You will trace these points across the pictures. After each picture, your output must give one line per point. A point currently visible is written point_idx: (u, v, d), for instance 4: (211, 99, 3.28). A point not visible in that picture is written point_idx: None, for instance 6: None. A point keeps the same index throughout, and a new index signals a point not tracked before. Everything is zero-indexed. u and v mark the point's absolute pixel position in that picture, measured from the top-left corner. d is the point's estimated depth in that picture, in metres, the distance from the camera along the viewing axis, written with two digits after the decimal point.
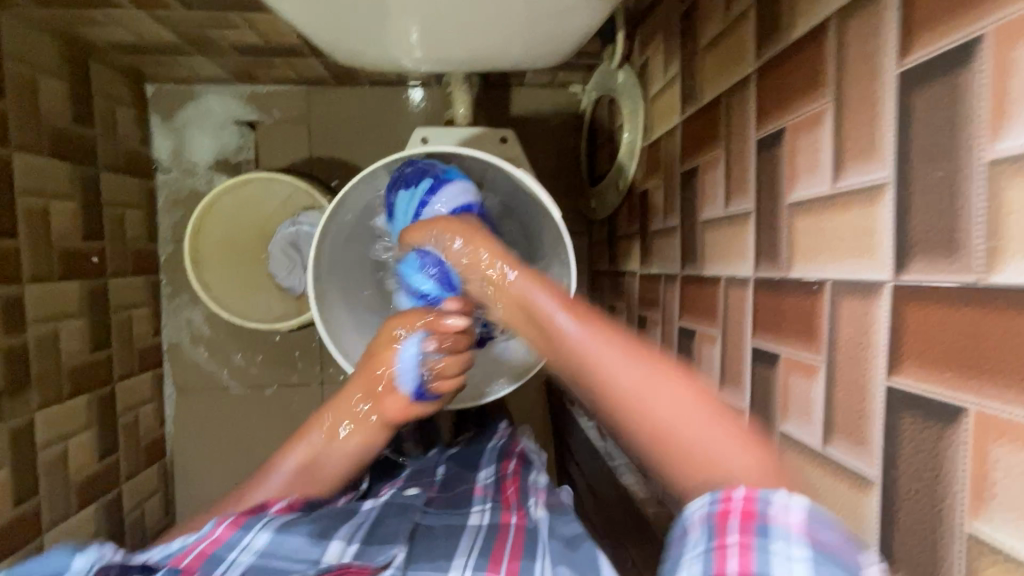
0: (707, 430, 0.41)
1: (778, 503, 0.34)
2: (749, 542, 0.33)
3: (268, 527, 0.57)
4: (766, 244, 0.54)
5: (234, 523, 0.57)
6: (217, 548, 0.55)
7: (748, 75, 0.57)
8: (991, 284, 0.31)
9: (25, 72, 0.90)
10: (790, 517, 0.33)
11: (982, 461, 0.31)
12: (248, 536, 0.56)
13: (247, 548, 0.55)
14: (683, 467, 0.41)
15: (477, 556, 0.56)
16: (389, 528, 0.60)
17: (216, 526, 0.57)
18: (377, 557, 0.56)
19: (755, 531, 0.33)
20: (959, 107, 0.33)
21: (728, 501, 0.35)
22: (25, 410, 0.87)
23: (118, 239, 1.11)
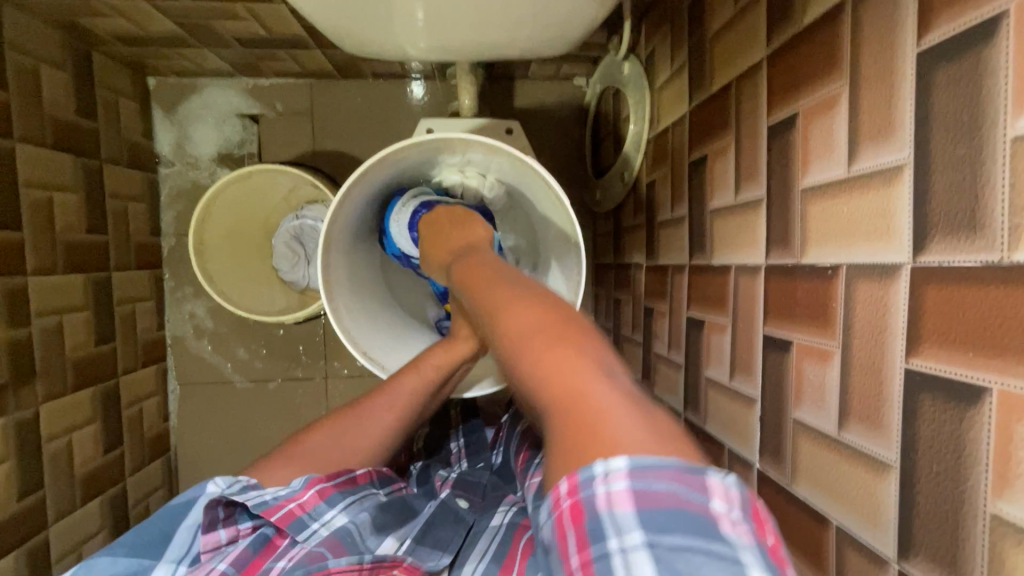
0: (557, 360, 0.38)
1: (600, 479, 0.32)
2: (589, 556, 0.31)
3: (346, 508, 0.61)
4: (778, 231, 0.54)
5: (320, 492, 0.61)
6: (304, 512, 0.60)
7: (759, 62, 0.57)
8: (1015, 261, 0.31)
9: (28, 63, 0.89)
10: (614, 492, 0.31)
11: (1006, 441, 0.31)
12: (330, 511, 0.60)
13: (327, 524, 0.60)
14: (554, 416, 0.36)
15: (493, 561, 0.60)
16: (443, 533, 0.64)
17: (306, 491, 0.60)
18: (428, 560, 0.61)
19: (589, 530, 0.31)
20: (981, 84, 0.33)
21: (558, 504, 0.33)
22: (29, 403, 0.87)
23: (121, 232, 1.10)
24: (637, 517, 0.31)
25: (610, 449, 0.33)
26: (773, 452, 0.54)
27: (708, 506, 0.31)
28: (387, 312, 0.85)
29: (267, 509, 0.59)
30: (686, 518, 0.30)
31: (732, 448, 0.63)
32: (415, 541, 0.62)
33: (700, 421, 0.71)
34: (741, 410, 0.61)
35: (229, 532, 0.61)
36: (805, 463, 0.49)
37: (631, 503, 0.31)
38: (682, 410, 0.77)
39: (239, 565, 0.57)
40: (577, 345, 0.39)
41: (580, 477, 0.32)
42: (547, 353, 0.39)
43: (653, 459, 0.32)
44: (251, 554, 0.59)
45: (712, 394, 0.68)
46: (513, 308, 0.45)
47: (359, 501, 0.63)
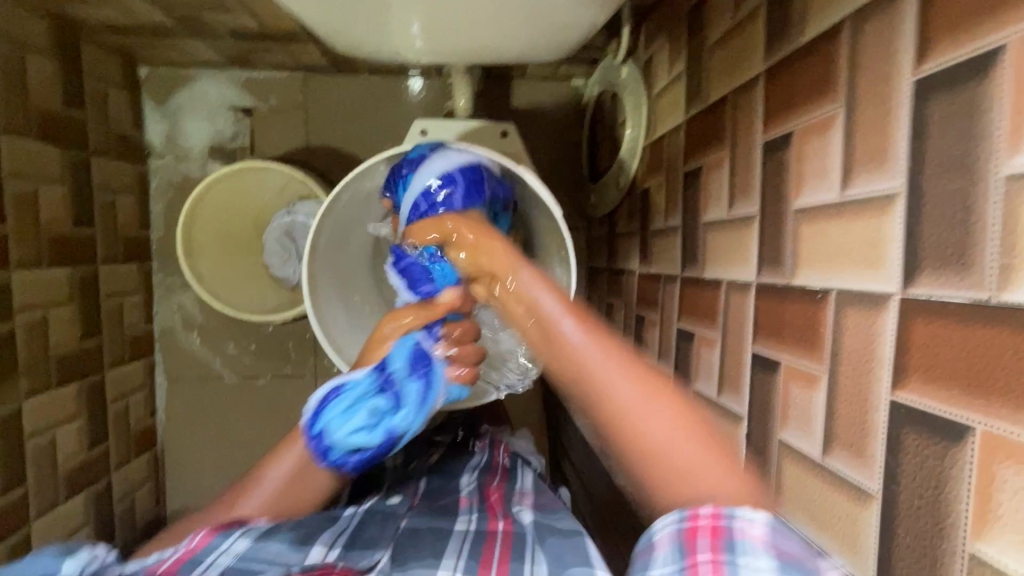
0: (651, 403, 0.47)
1: (741, 520, 0.39)
2: (719, 559, 0.38)
3: (247, 535, 0.59)
4: (770, 249, 0.53)
5: (211, 531, 0.59)
6: (195, 552, 0.57)
7: (757, 77, 0.56)
8: (1003, 302, 0.30)
9: (14, 52, 0.87)
10: (750, 530, 0.39)
11: (987, 482, 0.31)
12: (227, 540, 0.58)
13: (226, 551, 0.57)
14: (665, 474, 0.44)
15: (468, 557, 0.58)
16: (371, 534, 0.65)
17: (194, 536, 0.58)
18: (360, 561, 0.60)
19: (722, 547, 0.38)
20: (978, 119, 0.32)
21: (694, 519, 0.40)
22: (12, 398, 0.85)
23: (108, 225, 1.08)
24: (766, 554, 0.37)
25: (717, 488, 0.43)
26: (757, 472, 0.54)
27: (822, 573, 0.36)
28: (377, 314, 0.84)
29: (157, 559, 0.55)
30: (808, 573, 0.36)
31: None
32: (345, 548, 0.62)
33: None
34: (728, 427, 0.60)
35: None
36: (789, 486, 0.49)
37: (760, 543, 0.38)
38: None
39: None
40: (660, 396, 0.47)
41: (723, 510, 0.40)
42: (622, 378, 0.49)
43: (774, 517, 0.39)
44: None
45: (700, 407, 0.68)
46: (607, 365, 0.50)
47: (257, 528, 0.61)
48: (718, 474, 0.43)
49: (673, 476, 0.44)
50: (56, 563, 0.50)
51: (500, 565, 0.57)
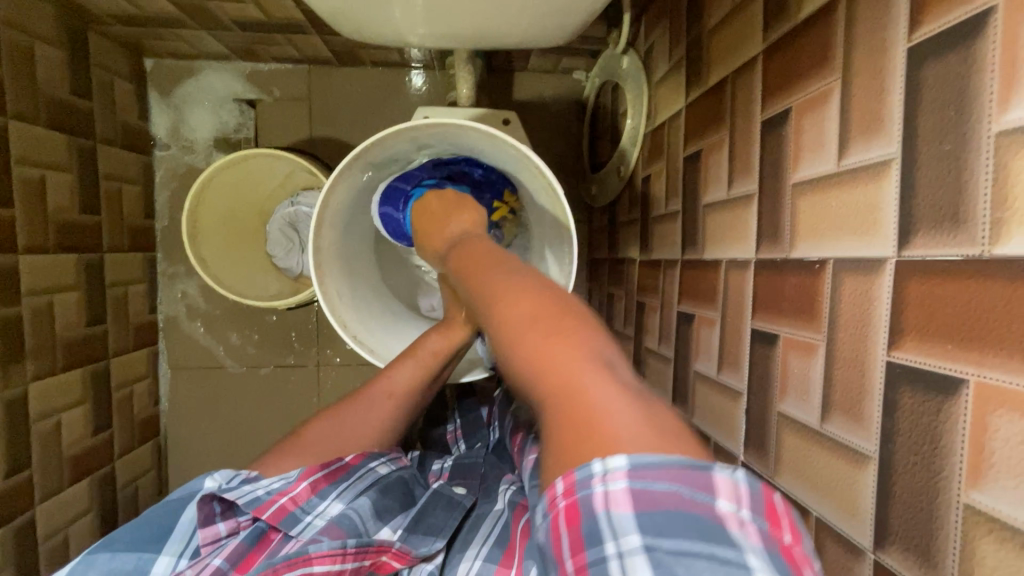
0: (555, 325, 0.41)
1: (598, 478, 0.31)
2: (583, 561, 0.29)
3: (341, 498, 0.60)
4: (768, 226, 0.54)
5: (313, 486, 0.60)
6: (296, 506, 0.59)
7: (755, 57, 0.57)
8: (995, 255, 0.31)
9: (22, 40, 0.88)
10: (613, 493, 0.30)
11: (981, 432, 0.32)
12: (324, 502, 0.60)
13: (322, 514, 0.59)
14: (554, 415, 0.35)
15: (495, 547, 0.60)
16: (437, 519, 0.62)
17: (296, 482, 0.60)
18: (421, 548, 0.59)
19: (584, 529, 0.30)
20: (970, 80, 0.33)
21: (554, 502, 0.32)
22: (17, 382, 0.86)
23: (114, 214, 1.09)
24: (636, 520, 0.29)
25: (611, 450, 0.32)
26: (757, 445, 0.55)
27: (714, 506, 0.30)
28: (380, 299, 0.85)
29: (258, 506, 0.58)
30: (686, 520, 0.29)
31: (718, 441, 0.63)
32: (409, 530, 0.60)
33: (688, 414, 0.71)
34: (727, 404, 0.61)
35: (228, 525, 0.59)
36: (788, 456, 0.50)
37: (628, 507, 0.30)
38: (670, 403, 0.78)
39: (234, 561, 0.56)
40: (579, 329, 0.40)
41: (575, 475, 0.32)
42: (528, 311, 0.42)
43: (653, 457, 0.31)
44: (246, 547, 0.57)
45: (700, 387, 0.68)
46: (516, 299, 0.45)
47: (354, 487, 0.62)
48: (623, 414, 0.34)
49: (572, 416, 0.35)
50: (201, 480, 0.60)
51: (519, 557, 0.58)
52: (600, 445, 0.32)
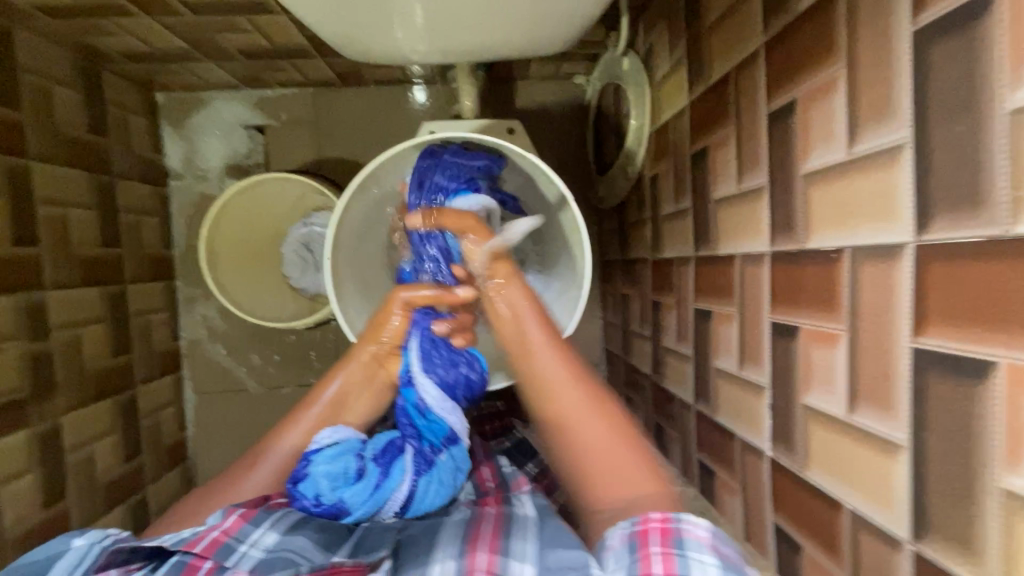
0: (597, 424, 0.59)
1: (689, 523, 0.47)
2: (671, 552, 0.45)
3: (277, 528, 0.60)
4: (782, 217, 0.54)
5: (243, 515, 0.59)
6: (229, 537, 0.57)
7: (757, 50, 0.57)
8: (1018, 234, 0.31)
9: (41, 84, 0.92)
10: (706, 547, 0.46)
11: (1016, 414, 0.31)
12: (257, 531, 0.58)
13: (257, 543, 0.57)
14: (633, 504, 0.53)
15: (459, 542, 0.55)
16: (375, 539, 0.61)
17: (227, 517, 0.58)
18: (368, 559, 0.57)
19: (671, 543, 0.46)
20: (979, 59, 0.33)
21: (647, 523, 0.48)
22: (51, 415, 0.89)
23: (134, 246, 1.12)
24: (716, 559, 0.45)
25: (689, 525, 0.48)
26: (784, 440, 0.54)
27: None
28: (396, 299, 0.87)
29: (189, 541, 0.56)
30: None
31: (743, 437, 0.62)
32: (350, 555, 0.60)
33: (711, 412, 0.70)
34: (751, 399, 0.61)
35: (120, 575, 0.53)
36: (817, 449, 0.49)
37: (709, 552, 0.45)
38: (692, 402, 0.77)
39: None
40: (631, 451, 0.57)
41: (672, 515, 0.48)
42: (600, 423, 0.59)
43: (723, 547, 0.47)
44: None
45: (722, 383, 0.68)
46: (569, 391, 0.62)
47: (286, 518, 0.61)
48: (640, 476, 0.55)
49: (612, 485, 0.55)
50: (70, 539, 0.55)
51: (491, 541, 0.54)
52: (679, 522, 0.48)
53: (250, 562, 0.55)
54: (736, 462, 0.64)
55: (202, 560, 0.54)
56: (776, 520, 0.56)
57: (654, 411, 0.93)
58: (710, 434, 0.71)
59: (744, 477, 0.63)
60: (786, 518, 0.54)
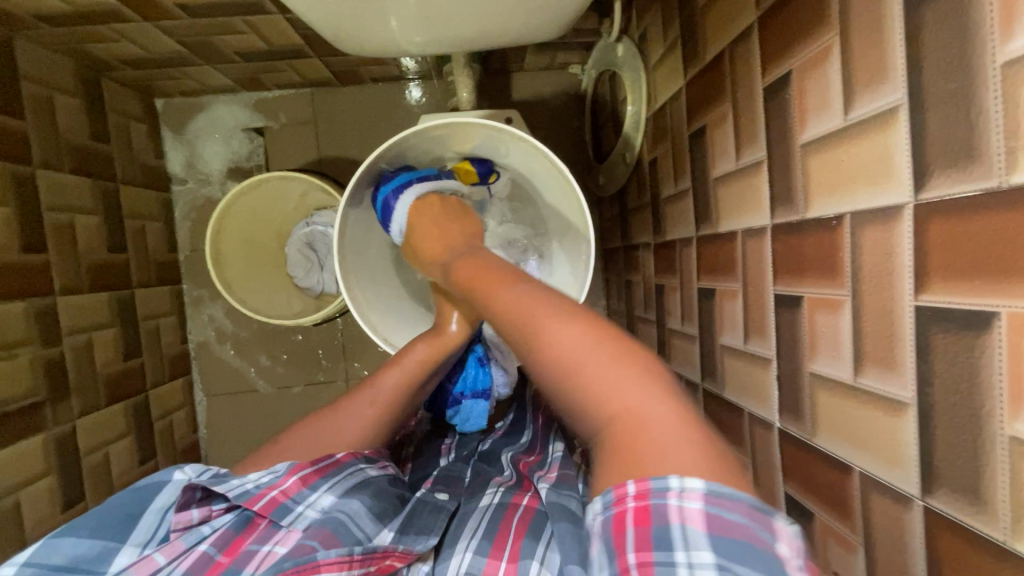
0: (598, 353, 0.45)
1: (674, 493, 0.36)
2: (650, 558, 0.35)
3: (333, 490, 0.60)
4: (782, 190, 0.54)
5: (303, 479, 0.60)
6: (287, 498, 0.59)
7: (750, 26, 0.58)
8: (1014, 184, 0.31)
9: (42, 93, 0.93)
10: (687, 509, 0.36)
11: (1018, 361, 0.32)
12: (314, 493, 0.59)
13: (313, 505, 0.59)
14: (608, 436, 0.41)
15: (483, 538, 0.59)
16: (426, 521, 0.60)
17: (286, 475, 0.60)
18: (416, 544, 0.57)
19: (654, 541, 0.35)
20: (969, 15, 0.33)
21: (623, 503, 0.37)
22: (66, 419, 0.90)
23: (140, 251, 1.13)
24: (709, 538, 0.35)
25: (669, 461, 0.38)
26: (792, 409, 0.55)
27: (775, 547, 0.34)
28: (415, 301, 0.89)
29: (249, 498, 0.58)
30: (753, 550, 0.34)
31: (752, 411, 0.63)
32: (401, 530, 0.59)
33: (719, 389, 0.71)
34: (757, 373, 0.61)
35: (202, 513, 0.57)
36: (825, 415, 0.50)
37: (702, 525, 0.35)
38: (700, 381, 0.77)
39: (221, 545, 0.56)
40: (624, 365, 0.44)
41: (650, 482, 0.37)
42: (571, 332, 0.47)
43: (727, 489, 0.36)
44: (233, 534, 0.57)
45: (728, 360, 0.68)
46: (552, 319, 0.48)
47: (344, 482, 0.61)
48: (674, 440, 0.39)
49: (608, 416, 0.42)
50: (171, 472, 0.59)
51: (512, 546, 0.57)
52: (659, 458, 0.38)
53: (305, 523, 0.57)
54: (745, 436, 0.65)
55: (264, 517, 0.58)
56: (787, 489, 0.57)
57: None
58: (718, 411, 0.72)
59: (754, 451, 0.63)
60: (796, 486, 0.55)
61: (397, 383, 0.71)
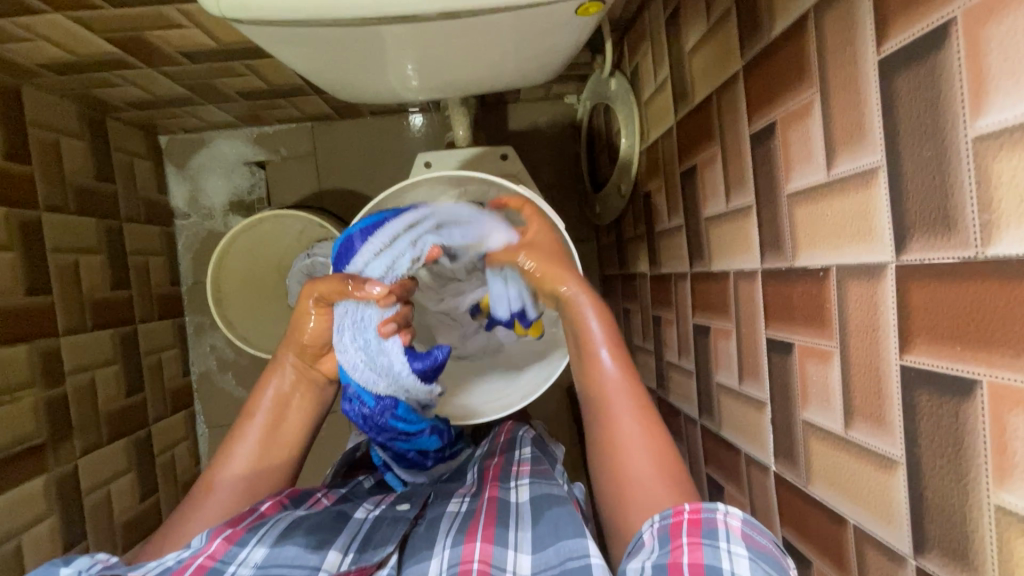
0: (652, 455, 0.56)
1: (721, 512, 0.46)
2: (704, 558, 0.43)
3: (264, 542, 0.56)
4: (770, 236, 0.55)
5: (228, 538, 0.55)
6: (215, 561, 0.53)
7: (736, 74, 0.59)
8: (988, 256, 0.32)
9: (47, 137, 0.95)
10: (731, 523, 0.45)
11: (1001, 432, 0.32)
12: (245, 549, 0.55)
13: (246, 561, 0.54)
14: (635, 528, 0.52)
15: (457, 533, 0.58)
16: (384, 532, 0.61)
17: (207, 540, 0.55)
18: (374, 557, 0.57)
19: (703, 534, 0.45)
20: (940, 87, 0.34)
21: (679, 515, 0.47)
22: (67, 459, 0.90)
23: (143, 287, 1.15)
24: (747, 548, 0.44)
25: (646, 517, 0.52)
26: (786, 454, 0.55)
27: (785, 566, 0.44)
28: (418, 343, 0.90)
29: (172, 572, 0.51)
30: (777, 566, 0.43)
31: (748, 452, 0.63)
32: (359, 551, 0.58)
33: (715, 427, 0.71)
34: (752, 415, 0.61)
35: None
36: (818, 464, 0.49)
37: (741, 540, 0.44)
38: (697, 417, 0.77)
39: None
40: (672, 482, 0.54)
41: (702, 504, 0.47)
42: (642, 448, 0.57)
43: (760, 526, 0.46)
44: None
45: (724, 399, 0.68)
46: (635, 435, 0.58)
47: (275, 528, 0.58)
48: None
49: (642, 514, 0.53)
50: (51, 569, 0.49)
51: (485, 531, 0.57)
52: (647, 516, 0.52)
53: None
54: (743, 477, 0.64)
55: None
56: (784, 534, 0.56)
57: None
58: (716, 449, 0.71)
59: (751, 492, 0.63)
60: (792, 532, 0.55)
61: (258, 448, 0.66)
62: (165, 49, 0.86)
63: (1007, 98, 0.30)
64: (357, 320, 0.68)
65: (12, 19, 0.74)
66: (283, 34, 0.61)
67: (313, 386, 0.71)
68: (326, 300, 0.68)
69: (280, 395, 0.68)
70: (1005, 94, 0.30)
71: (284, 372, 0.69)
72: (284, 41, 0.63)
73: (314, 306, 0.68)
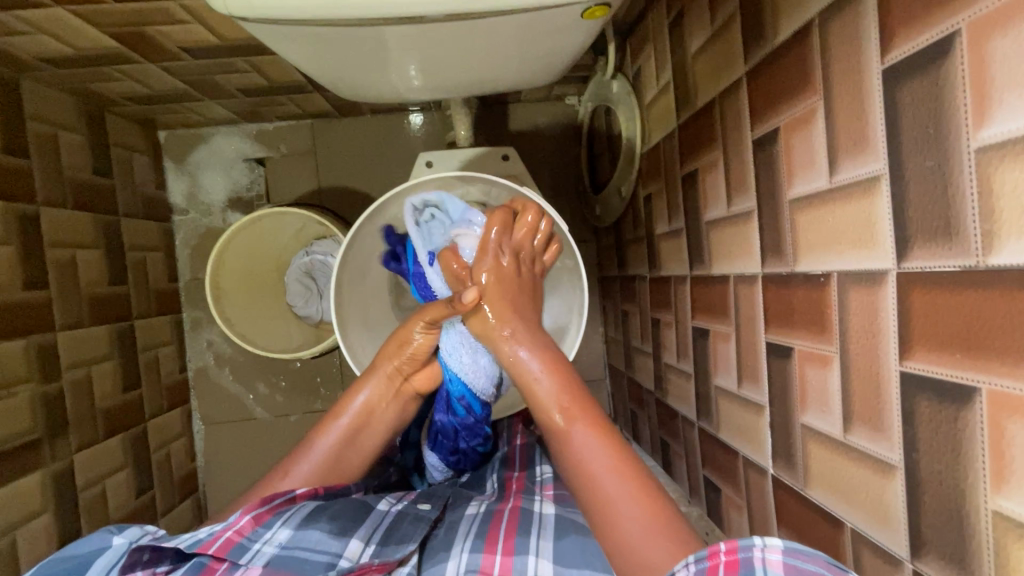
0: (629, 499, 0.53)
1: (758, 548, 0.43)
2: None
3: (288, 523, 0.58)
4: (771, 241, 0.55)
5: (256, 517, 0.59)
6: (242, 537, 0.57)
7: (739, 80, 0.59)
8: (988, 265, 0.32)
9: (46, 131, 0.94)
10: (770, 558, 0.42)
11: (998, 439, 0.32)
12: (269, 530, 0.58)
13: (270, 541, 0.57)
14: None
15: (476, 537, 0.60)
16: (405, 530, 0.61)
17: (238, 516, 0.59)
18: (396, 553, 0.58)
19: (740, 575, 0.42)
20: (944, 98, 0.34)
21: (715, 557, 0.43)
22: (63, 454, 0.90)
23: (141, 282, 1.14)
24: None
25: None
26: (784, 457, 0.55)
27: None
28: None
29: (201, 544, 0.56)
30: None
31: (746, 455, 0.63)
32: (380, 544, 0.59)
33: (713, 429, 0.71)
34: (751, 418, 0.61)
35: None
36: (816, 467, 0.50)
37: (782, 571, 0.41)
38: (695, 419, 0.78)
39: None
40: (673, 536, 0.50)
41: (738, 542, 0.43)
42: (630, 506, 0.53)
43: (807, 548, 0.42)
44: None
45: (723, 402, 0.69)
46: (617, 492, 0.54)
47: (301, 510, 0.60)
48: None
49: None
50: (109, 538, 0.56)
51: (506, 542, 0.58)
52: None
53: (264, 559, 0.55)
54: (740, 480, 0.65)
55: (221, 562, 0.55)
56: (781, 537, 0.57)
57: (658, 427, 0.94)
58: (714, 451, 0.72)
59: (749, 495, 0.63)
60: (789, 534, 0.55)
61: (337, 452, 0.67)
62: (166, 44, 0.85)
63: (1011, 109, 0.30)
64: (472, 346, 0.71)
65: (13, 12, 0.73)
66: (288, 32, 0.61)
67: (403, 398, 0.71)
68: (433, 323, 0.69)
69: (373, 401, 0.69)
70: (1008, 107, 0.30)
71: (380, 377, 0.70)
72: (289, 40, 0.63)
73: (424, 330, 0.69)
